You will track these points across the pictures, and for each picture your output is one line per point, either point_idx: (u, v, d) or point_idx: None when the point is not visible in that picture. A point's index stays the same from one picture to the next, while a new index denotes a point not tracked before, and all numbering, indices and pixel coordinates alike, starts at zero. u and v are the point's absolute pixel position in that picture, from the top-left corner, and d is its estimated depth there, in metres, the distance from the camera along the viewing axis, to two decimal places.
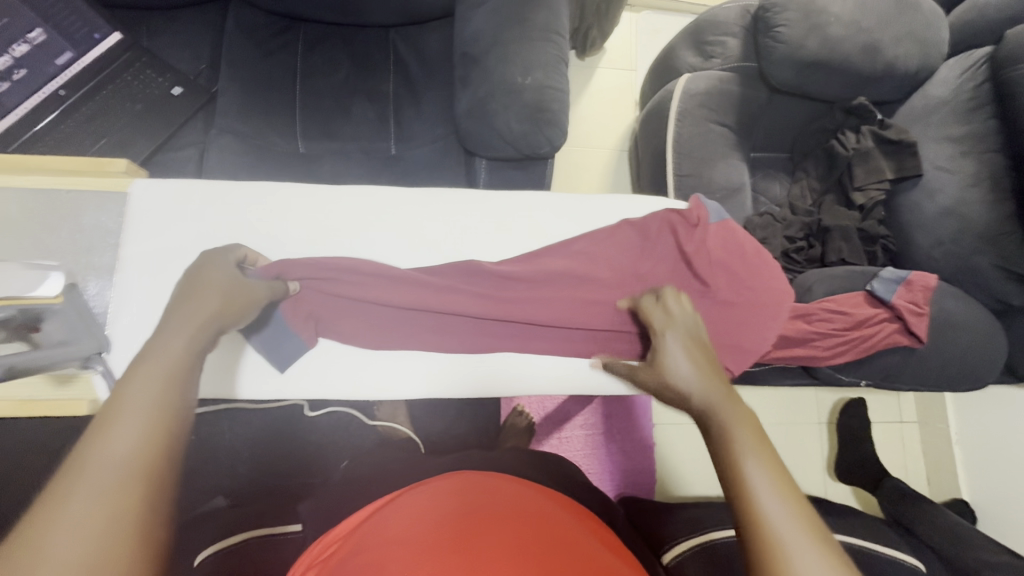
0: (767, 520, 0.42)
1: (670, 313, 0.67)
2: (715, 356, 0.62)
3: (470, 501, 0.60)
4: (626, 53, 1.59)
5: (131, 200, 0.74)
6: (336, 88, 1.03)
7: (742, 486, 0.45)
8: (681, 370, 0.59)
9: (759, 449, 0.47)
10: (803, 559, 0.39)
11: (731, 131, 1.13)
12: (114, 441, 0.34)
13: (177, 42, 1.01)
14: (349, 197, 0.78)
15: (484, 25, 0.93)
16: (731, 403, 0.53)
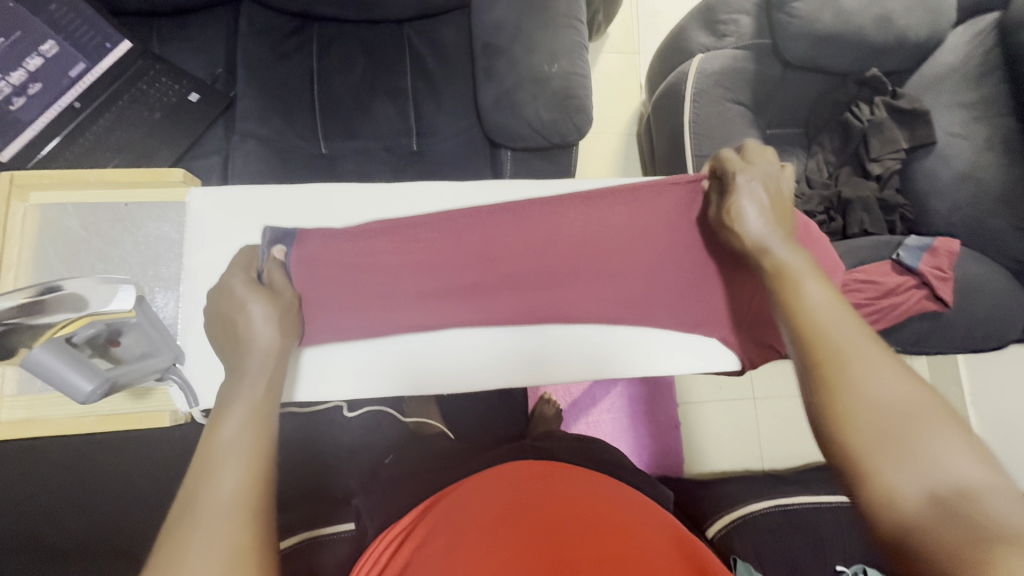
0: (829, 339, 0.47)
1: (742, 162, 0.65)
2: (787, 212, 0.63)
3: (534, 488, 0.60)
4: (629, 36, 1.59)
5: (191, 208, 0.73)
6: (353, 87, 1.02)
7: (826, 350, 0.46)
8: (752, 220, 0.61)
9: (840, 316, 0.49)
10: (858, 368, 0.44)
11: (748, 110, 1.14)
12: (222, 475, 0.42)
13: (188, 47, 0.99)
14: (385, 192, 0.77)
15: (505, 14, 0.92)
16: (803, 260, 0.56)
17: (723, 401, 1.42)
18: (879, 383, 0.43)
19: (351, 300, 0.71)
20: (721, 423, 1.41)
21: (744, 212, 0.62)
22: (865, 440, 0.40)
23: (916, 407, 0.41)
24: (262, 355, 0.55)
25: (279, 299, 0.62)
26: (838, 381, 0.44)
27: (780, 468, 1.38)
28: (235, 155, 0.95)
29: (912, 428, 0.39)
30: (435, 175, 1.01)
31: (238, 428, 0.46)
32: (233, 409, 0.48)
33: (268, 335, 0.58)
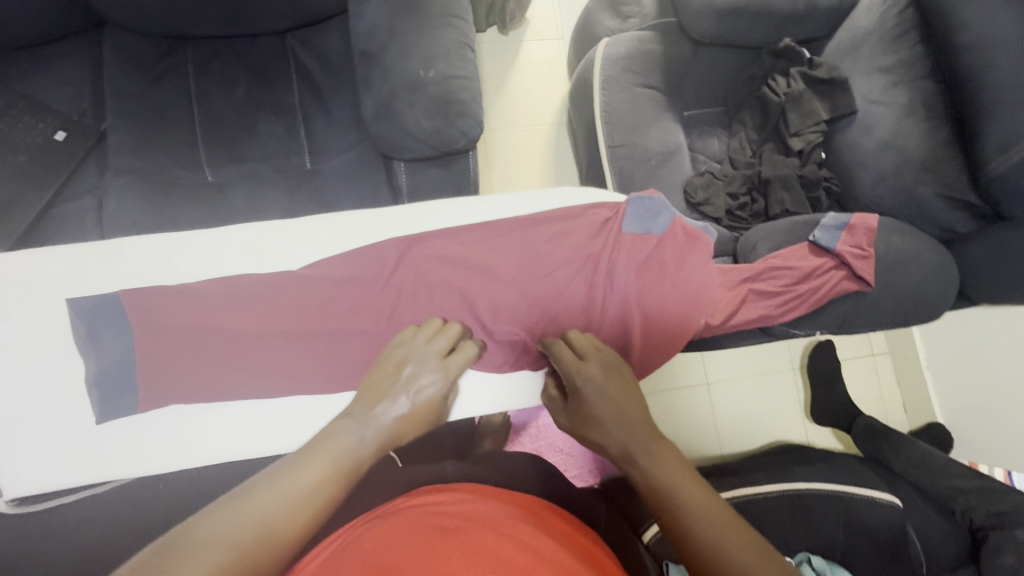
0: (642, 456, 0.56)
1: (570, 356, 0.65)
2: (636, 392, 0.62)
3: (446, 524, 0.55)
4: (552, 20, 1.52)
5: None
6: (237, 108, 0.97)
7: (695, 547, 0.47)
8: (585, 356, 0.65)
9: (697, 502, 0.51)
10: (684, 501, 0.51)
11: (660, 93, 1.09)
12: (264, 503, 0.46)
13: (51, 81, 0.92)
14: (254, 227, 0.73)
15: (376, 19, 0.86)
16: (670, 464, 0.54)
17: (675, 391, 1.38)
18: (725, 545, 0.47)
19: (214, 357, 0.68)
20: (675, 415, 1.37)
21: (601, 420, 0.60)
22: None
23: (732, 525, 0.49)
24: (403, 416, 0.59)
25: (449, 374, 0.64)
26: None
27: (736, 453, 1.36)
28: (110, 193, 0.89)
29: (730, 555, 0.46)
30: (330, 193, 0.96)
31: (316, 476, 0.51)
32: (317, 448, 0.54)
33: (426, 403, 0.62)
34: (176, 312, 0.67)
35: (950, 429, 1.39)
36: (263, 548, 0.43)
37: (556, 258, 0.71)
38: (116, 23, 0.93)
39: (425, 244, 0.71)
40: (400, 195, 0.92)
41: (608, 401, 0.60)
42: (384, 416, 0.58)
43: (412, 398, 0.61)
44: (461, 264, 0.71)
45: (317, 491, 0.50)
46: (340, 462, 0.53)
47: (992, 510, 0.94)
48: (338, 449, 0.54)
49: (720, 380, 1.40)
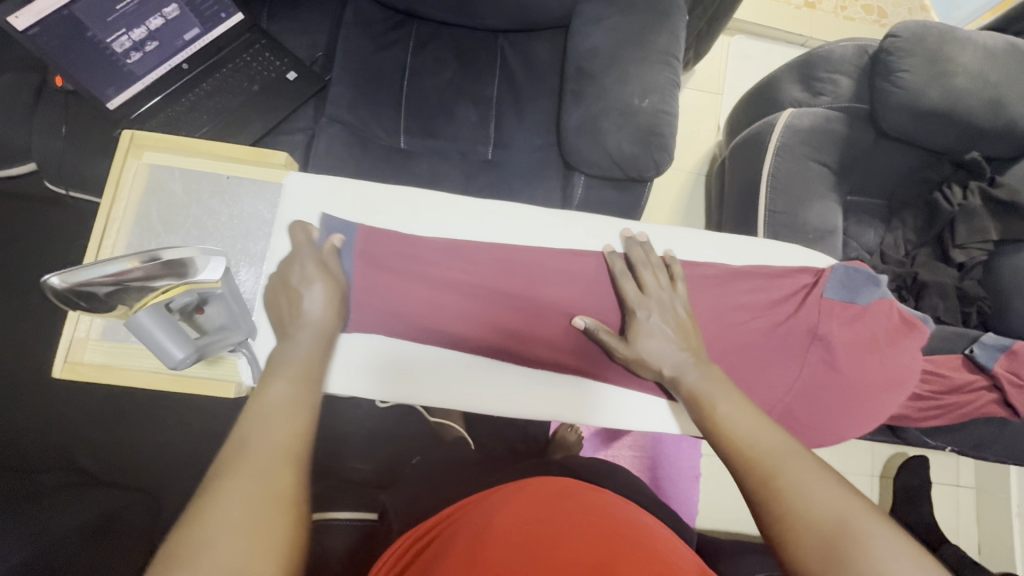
0: (696, 393, 0.61)
1: (635, 292, 0.69)
2: (692, 332, 0.67)
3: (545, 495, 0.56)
4: (716, 76, 1.57)
5: (286, 188, 0.74)
6: (441, 88, 1.05)
7: (761, 472, 0.50)
8: (652, 283, 0.69)
9: (758, 430, 0.55)
10: (724, 419, 0.57)
11: (830, 172, 1.10)
12: (260, 433, 0.46)
13: (295, 28, 1.03)
14: (461, 202, 0.79)
15: (601, 43, 0.93)
16: (715, 383, 0.62)
17: None
18: (779, 458, 0.51)
19: (400, 312, 0.71)
20: None
21: (650, 348, 0.66)
22: (825, 558, 0.44)
23: (797, 460, 0.50)
24: (314, 333, 0.60)
25: (333, 275, 0.65)
26: (810, 521, 0.46)
27: None
28: (320, 136, 0.98)
29: (795, 482, 0.48)
30: (505, 186, 1.02)
31: (281, 400, 0.50)
32: (283, 369, 0.54)
33: (321, 313, 0.62)
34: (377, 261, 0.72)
35: None
36: (273, 473, 0.43)
37: (776, 311, 0.73)
38: None
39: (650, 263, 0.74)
40: (572, 205, 0.97)
41: (661, 338, 0.66)
42: (307, 330, 0.60)
43: (318, 303, 0.62)
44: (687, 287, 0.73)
45: (295, 399, 0.50)
46: (304, 376, 0.54)
47: None
48: (302, 368, 0.55)
49: None
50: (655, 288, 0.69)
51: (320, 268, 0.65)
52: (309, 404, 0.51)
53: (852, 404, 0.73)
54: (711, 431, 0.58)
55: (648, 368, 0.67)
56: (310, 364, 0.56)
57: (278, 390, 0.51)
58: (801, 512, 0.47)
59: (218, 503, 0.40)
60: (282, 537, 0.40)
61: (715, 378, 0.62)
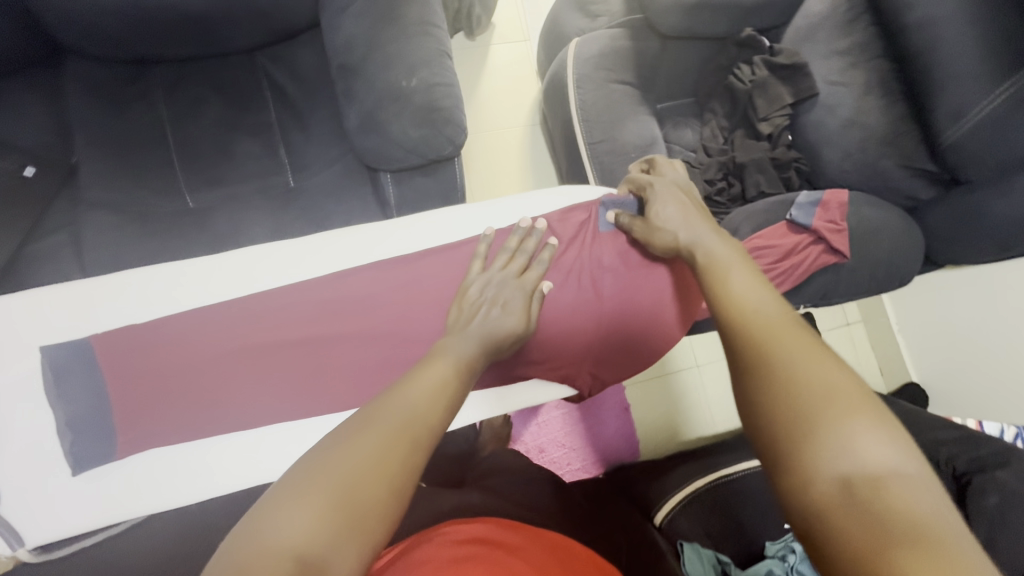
0: (710, 258, 0.58)
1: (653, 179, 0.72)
2: (704, 208, 0.68)
3: (474, 528, 0.62)
4: (517, 23, 1.54)
5: None
6: (212, 129, 0.95)
7: (751, 331, 0.47)
8: (671, 218, 0.65)
9: (765, 298, 0.50)
10: (738, 290, 0.52)
11: (633, 88, 1.12)
12: (393, 403, 0.48)
13: (11, 117, 0.88)
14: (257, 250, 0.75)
15: (352, 31, 0.86)
16: (730, 251, 0.58)
17: (668, 376, 1.43)
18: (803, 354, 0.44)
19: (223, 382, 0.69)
20: (671, 400, 1.42)
21: (663, 211, 0.66)
22: (792, 426, 0.40)
23: (793, 337, 0.45)
24: (482, 337, 0.60)
25: (529, 321, 0.65)
26: (784, 390, 0.41)
27: (730, 431, 1.40)
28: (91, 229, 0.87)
29: (788, 351, 0.44)
30: (316, 210, 0.96)
31: (427, 386, 0.52)
32: (441, 345, 0.58)
33: (506, 325, 0.62)
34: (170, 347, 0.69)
35: (925, 386, 1.48)
36: (383, 450, 0.44)
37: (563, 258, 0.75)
38: (80, 52, 0.90)
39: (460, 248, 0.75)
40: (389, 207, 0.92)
41: (682, 212, 0.65)
42: (479, 328, 0.61)
43: (505, 315, 0.63)
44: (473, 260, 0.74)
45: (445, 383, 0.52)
46: (466, 360, 0.56)
47: (973, 457, 1.00)
48: (461, 341, 0.58)
49: (709, 361, 1.45)
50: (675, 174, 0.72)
51: (526, 306, 0.65)
52: (455, 386, 0.53)
53: (661, 320, 0.75)
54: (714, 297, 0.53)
55: (660, 234, 0.66)
56: (473, 359, 0.58)
57: (440, 367, 0.54)
58: (780, 376, 0.42)
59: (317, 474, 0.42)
60: (356, 500, 0.41)
61: (737, 257, 0.57)
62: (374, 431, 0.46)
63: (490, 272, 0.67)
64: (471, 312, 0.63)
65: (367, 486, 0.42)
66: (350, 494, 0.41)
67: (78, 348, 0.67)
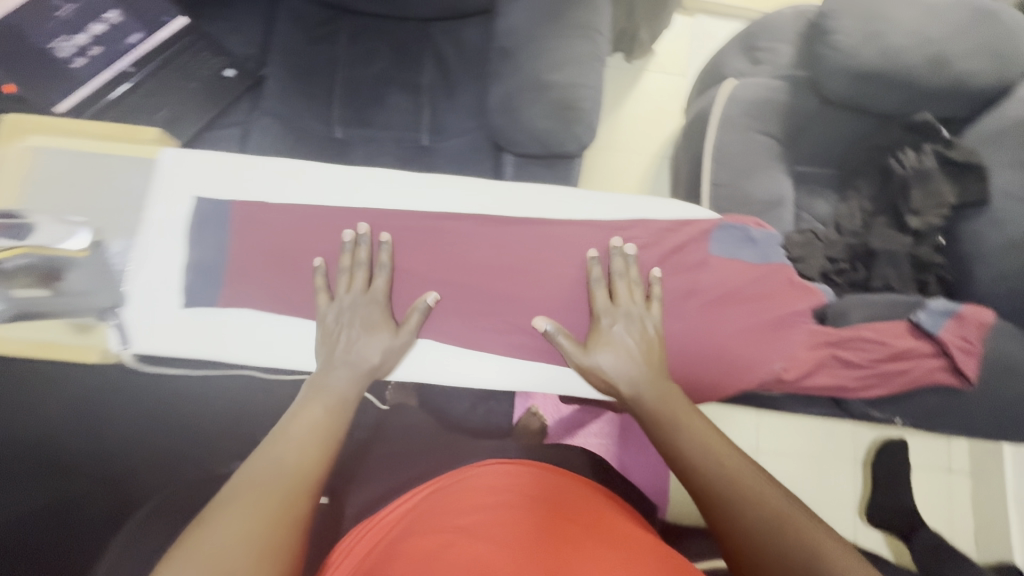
0: (652, 408, 0.67)
1: (607, 300, 0.75)
2: (651, 350, 0.72)
3: (506, 480, 0.65)
4: (677, 57, 1.55)
5: (161, 165, 0.78)
6: (373, 77, 1.05)
7: (669, 438, 0.64)
8: (608, 365, 0.72)
9: (684, 415, 0.66)
10: (654, 409, 0.67)
11: (776, 143, 1.07)
12: (278, 445, 0.60)
13: (233, 27, 1.07)
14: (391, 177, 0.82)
15: (519, 20, 0.92)
16: (664, 390, 0.69)
17: None
18: (701, 449, 0.61)
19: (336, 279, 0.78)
20: None
21: (600, 355, 0.72)
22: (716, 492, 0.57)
23: (703, 439, 0.62)
24: (354, 369, 0.70)
25: (398, 330, 0.74)
26: (708, 473, 0.59)
27: None
28: (254, 130, 1.00)
29: (702, 446, 0.61)
30: (438, 170, 1.03)
31: (308, 428, 0.62)
32: (316, 389, 0.68)
33: (372, 354, 0.72)
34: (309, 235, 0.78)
35: None
36: (264, 495, 0.53)
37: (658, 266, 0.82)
38: None
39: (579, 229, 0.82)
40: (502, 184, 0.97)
41: (608, 349, 0.72)
42: (348, 364, 0.70)
43: (371, 344, 0.72)
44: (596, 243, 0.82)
45: (314, 424, 0.63)
46: (338, 401, 0.66)
47: None
48: (341, 384, 0.68)
49: (772, 449, 1.33)
50: (627, 300, 0.75)
51: (384, 319, 0.74)
52: (335, 427, 0.64)
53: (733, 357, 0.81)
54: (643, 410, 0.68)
55: (602, 377, 0.73)
56: (345, 398, 0.67)
57: (307, 415, 0.64)
58: (703, 465, 0.60)
59: (215, 521, 0.50)
60: (250, 528, 0.50)
61: (660, 375, 0.71)
62: (270, 473, 0.56)
63: (348, 297, 0.74)
64: (333, 340, 0.72)
65: (244, 530, 0.50)
66: (231, 547, 0.48)
67: (224, 207, 0.78)
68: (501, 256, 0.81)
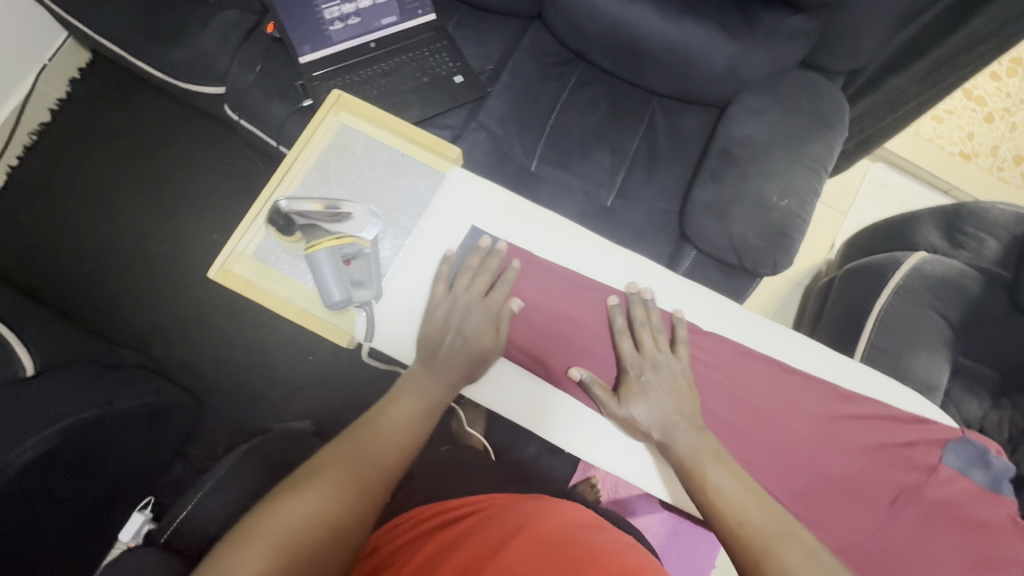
0: (687, 462, 0.64)
1: (633, 350, 0.71)
2: (693, 396, 0.70)
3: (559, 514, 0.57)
4: (846, 195, 1.54)
5: (448, 181, 0.78)
6: (585, 128, 1.09)
7: (693, 478, 0.64)
8: (644, 418, 0.68)
9: (716, 466, 0.64)
10: (677, 454, 0.65)
11: (949, 328, 1.04)
12: (383, 419, 0.67)
13: (475, 39, 1.13)
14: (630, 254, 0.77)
15: (757, 135, 0.94)
16: (702, 446, 0.65)
17: None
18: (730, 496, 0.62)
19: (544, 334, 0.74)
20: None
21: (634, 404, 0.68)
22: (744, 548, 0.59)
23: (722, 474, 0.64)
24: (468, 357, 0.70)
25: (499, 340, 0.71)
26: (726, 518, 0.61)
27: None
28: (464, 139, 1.05)
29: (721, 488, 0.63)
30: (614, 235, 1.04)
31: (400, 417, 0.67)
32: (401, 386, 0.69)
33: (478, 345, 0.70)
34: (578, 305, 0.74)
35: None
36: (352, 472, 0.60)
37: (889, 462, 0.71)
38: (547, 26, 1.12)
39: (815, 386, 0.72)
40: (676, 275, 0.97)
41: (639, 388, 0.69)
42: (451, 364, 0.69)
43: (477, 341, 0.70)
44: (833, 411, 0.72)
45: (404, 417, 0.67)
46: (426, 400, 0.69)
47: None
48: (424, 375, 0.70)
49: None
50: (653, 350, 0.71)
51: (494, 327, 0.71)
52: (415, 430, 0.67)
53: None
54: (671, 458, 0.66)
55: (637, 430, 0.68)
56: (432, 398, 0.69)
57: (402, 406, 0.68)
58: (721, 510, 0.62)
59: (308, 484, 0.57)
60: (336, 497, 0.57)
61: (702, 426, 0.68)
62: (337, 466, 0.60)
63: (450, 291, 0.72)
64: (443, 327, 0.71)
65: (329, 499, 0.56)
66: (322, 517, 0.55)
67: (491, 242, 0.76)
68: (720, 378, 0.72)
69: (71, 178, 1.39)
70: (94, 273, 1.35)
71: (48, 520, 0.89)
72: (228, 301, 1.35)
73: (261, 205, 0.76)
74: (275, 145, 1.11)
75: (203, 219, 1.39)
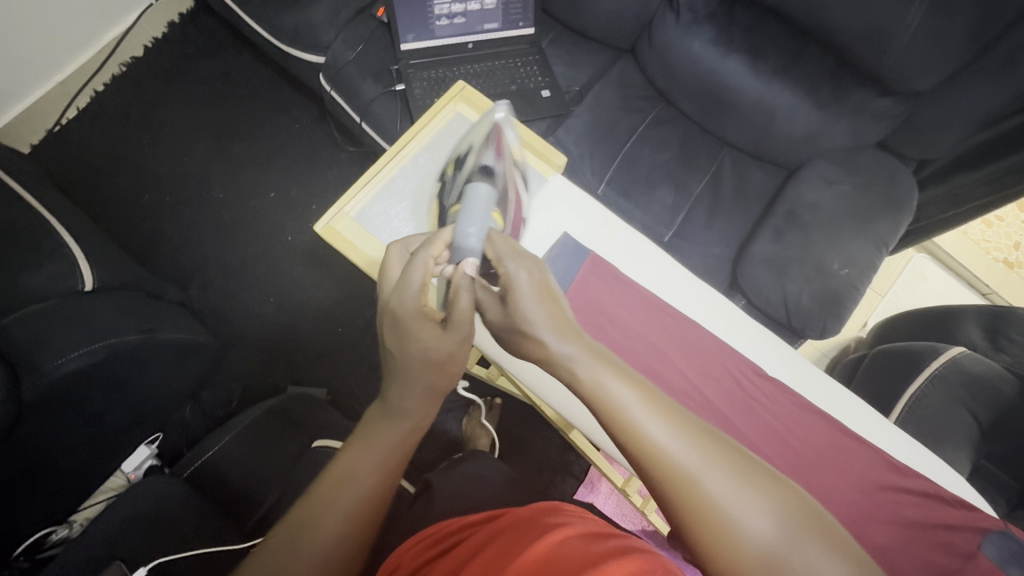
0: (575, 364, 0.52)
1: (502, 246, 0.61)
2: (559, 296, 0.58)
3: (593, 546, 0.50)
4: (885, 278, 1.56)
5: (548, 183, 0.82)
6: (656, 163, 1.12)
7: (584, 389, 0.51)
8: (530, 314, 0.56)
9: (605, 365, 0.52)
10: (558, 350, 0.54)
11: (977, 428, 1.05)
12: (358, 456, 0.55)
13: (567, 60, 1.17)
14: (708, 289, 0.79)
15: (827, 203, 0.97)
16: (588, 344, 0.53)
17: None
18: (623, 400, 0.49)
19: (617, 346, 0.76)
20: None
21: (521, 304, 0.56)
22: (650, 467, 0.46)
23: (616, 373, 0.51)
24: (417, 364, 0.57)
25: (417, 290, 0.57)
26: (624, 434, 0.47)
27: None
28: None
29: (613, 393, 0.49)
30: None
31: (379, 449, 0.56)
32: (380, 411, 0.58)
33: (410, 335, 0.57)
34: (654, 327, 0.76)
35: None
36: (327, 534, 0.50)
37: (930, 542, 0.70)
38: (639, 61, 1.16)
39: (868, 451, 0.73)
40: None
41: (527, 290, 0.57)
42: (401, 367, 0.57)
43: (403, 297, 0.57)
44: (881, 480, 0.72)
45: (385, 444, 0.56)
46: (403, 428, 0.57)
47: None
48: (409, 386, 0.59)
49: None
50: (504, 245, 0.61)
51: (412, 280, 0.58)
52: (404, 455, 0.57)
53: None
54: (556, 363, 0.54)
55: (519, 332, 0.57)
56: (410, 423, 0.57)
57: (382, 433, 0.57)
58: (616, 421, 0.48)
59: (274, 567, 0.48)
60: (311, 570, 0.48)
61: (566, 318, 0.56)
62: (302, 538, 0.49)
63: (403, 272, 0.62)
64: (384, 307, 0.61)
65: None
66: None
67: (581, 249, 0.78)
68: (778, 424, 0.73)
69: (148, 112, 1.44)
70: (152, 206, 1.39)
71: (72, 428, 0.92)
72: (272, 258, 1.38)
73: (374, 170, 0.79)
74: (358, 121, 1.15)
75: (265, 176, 1.43)
